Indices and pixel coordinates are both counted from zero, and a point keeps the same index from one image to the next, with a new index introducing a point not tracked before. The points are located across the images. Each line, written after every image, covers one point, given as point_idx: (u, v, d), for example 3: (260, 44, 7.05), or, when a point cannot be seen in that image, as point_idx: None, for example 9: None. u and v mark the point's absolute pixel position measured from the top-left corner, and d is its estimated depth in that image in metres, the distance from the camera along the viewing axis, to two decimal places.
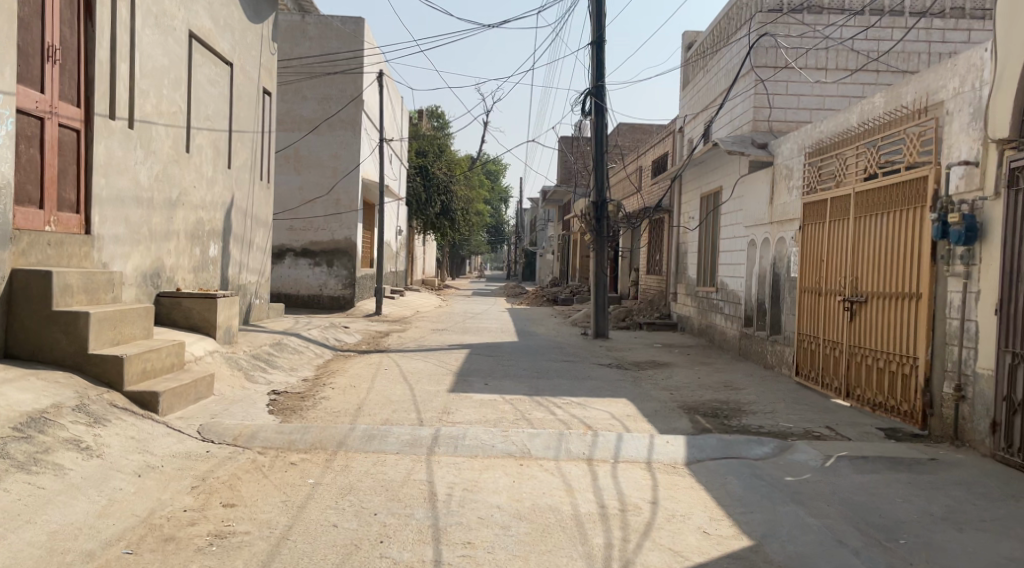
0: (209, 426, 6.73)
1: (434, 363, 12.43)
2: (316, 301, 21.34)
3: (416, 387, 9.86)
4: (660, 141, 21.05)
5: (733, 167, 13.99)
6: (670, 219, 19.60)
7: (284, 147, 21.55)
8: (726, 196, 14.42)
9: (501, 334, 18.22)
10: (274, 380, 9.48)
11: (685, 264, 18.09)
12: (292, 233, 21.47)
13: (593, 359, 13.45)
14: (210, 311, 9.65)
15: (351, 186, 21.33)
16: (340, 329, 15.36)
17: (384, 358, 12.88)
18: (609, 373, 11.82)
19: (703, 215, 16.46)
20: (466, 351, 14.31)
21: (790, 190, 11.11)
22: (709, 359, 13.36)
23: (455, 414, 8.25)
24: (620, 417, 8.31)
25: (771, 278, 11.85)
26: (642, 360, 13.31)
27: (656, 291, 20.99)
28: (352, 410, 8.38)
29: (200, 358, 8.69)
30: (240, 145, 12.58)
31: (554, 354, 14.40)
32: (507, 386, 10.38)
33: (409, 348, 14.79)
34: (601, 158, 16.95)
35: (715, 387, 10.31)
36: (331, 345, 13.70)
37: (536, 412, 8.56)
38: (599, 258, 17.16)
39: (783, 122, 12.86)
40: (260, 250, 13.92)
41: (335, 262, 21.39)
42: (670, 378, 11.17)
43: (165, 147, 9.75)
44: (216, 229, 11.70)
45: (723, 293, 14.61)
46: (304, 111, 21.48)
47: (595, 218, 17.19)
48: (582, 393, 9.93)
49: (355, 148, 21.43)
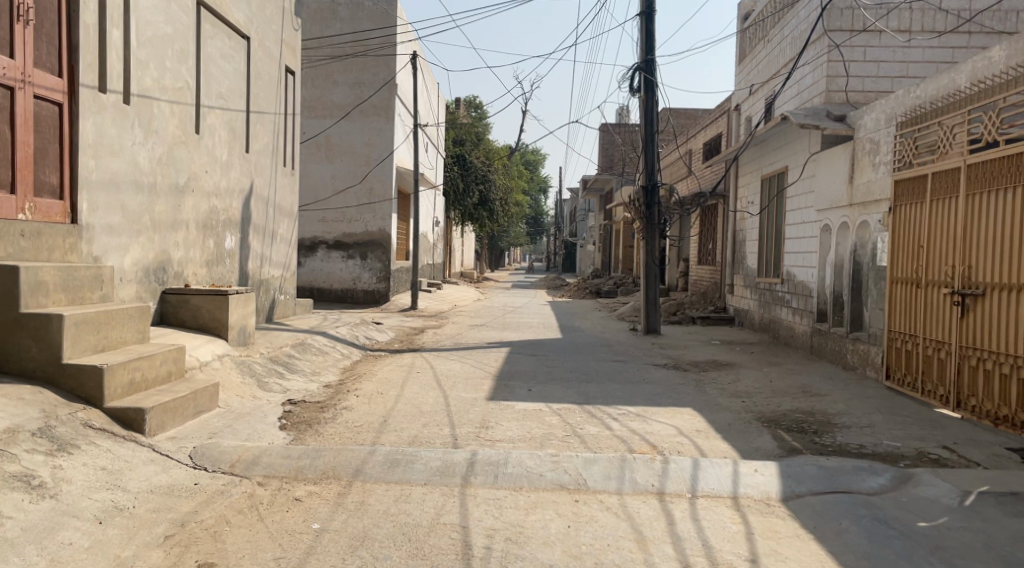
0: (204, 450, 5.64)
1: (471, 365, 11.28)
2: (350, 296, 20.46)
3: (452, 394, 8.72)
4: (713, 122, 19.84)
5: (802, 143, 12.78)
6: (725, 205, 18.36)
7: (315, 134, 20.57)
8: (794, 177, 13.29)
9: (545, 330, 17.05)
10: (291, 387, 8.42)
11: (742, 253, 16.83)
12: (324, 225, 20.49)
13: (647, 360, 12.21)
14: (221, 310, 8.62)
15: (384, 175, 20.31)
16: (371, 326, 14.29)
17: (418, 358, 11.78)
18: (667, 376, 10.55)
19: (763, 200, 15.25)
20: (506, 350, 13.15)
21: (876, 166, 10.04)
22: (777, 359, 12.03)
23: (497, 430, 7.06)
24: (691, 434, 7.07)
25: (851, 268, 10.78)
26: (702, 361, 12.00)
27: (710, 283, 19.72)
28: (376, 424, 7.27)
29: (206, 365, 7.62)
30: (259, 127, 11.51)
31: (603, 353, 13.15)
32: (556, 392, 9.19)
33: (446, 346, 13.68)
34: (651, 139, 15.68)
35: (794, 394, 9.00)
36: (361, 344, 12.65)
37: (590, 427, 7.35)
38: (651, 248, 15.92)
39: (861, 93, 11.79)
40: (285, 242, 12.89)
41: (369, 254, 20.37)
42: (739, 383, 9.90)
43: (170, 126, 8.65)
44: (233, 219, 10.64)
45: (790, 285, 13.49)
46: (335, 95, 20.45)
47: (645, 204, 15.94)
48: (641, 401, 8.68)
49: (389, 135, 20.38)
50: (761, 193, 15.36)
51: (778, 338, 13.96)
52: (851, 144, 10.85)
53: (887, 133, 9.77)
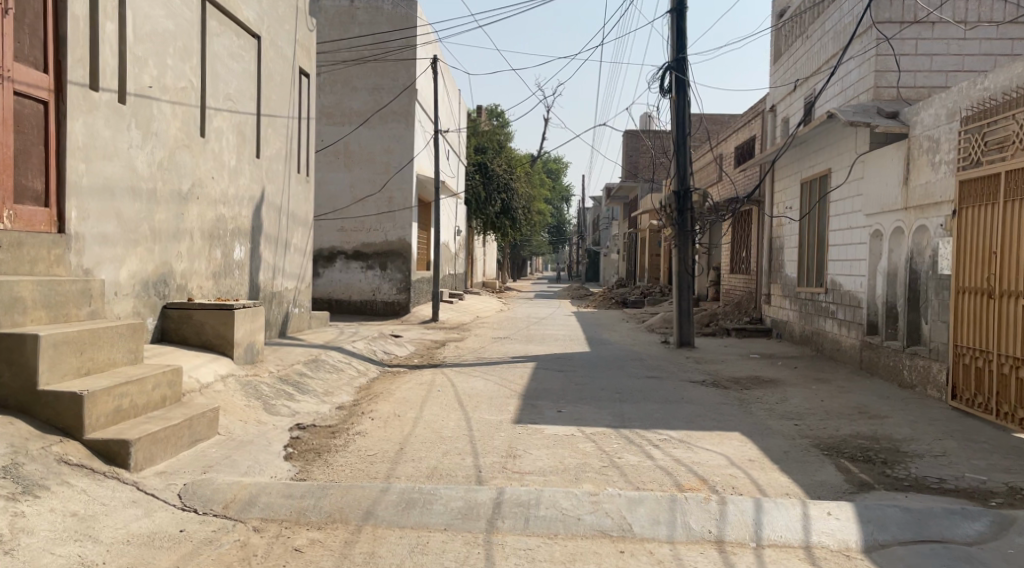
0: (195, 488, 4.96)
1: (496, 382, 10.59)
2: (370, 308, 19.83)
3: (475, 417, 8.02)
4: (745, 124, 19.08)
5: (847, 144, 12.06)
6: (759, 210, 17.58)
7: (333, 142, 20.00)
8: (838, 180, 12.56)
9: (571, 342, 16.32)
10: (302, 408, 7.76)
11: (780, 261, 16.06)
12: (343, 234, 19.92)
13: (683, 376, 11.44)
14: (226, 326, 7.96)
15: (405, 183, 19.72)
16: (390, 340, 13.62)
17: (438, 375, 11.10)
18: (708, 396, 9.78)
19: (802, 205, 14.50)
20: (531, 365, 12.44)
21: (935, 166, 9.31)
22: (823, 376, 11.22)
23: (526, 462, 6.34)
24: (745, 467, 6.31)
25: (907, 276, 10.03)
26: (742, 379, 11.22)
27: (743, 292, 18.93)
28: (392, 452, 6.60)
29: (207, 387, 6.96)
30: (271, 131, 10.89)
31: (635, 368, 12.40)
32: (588, 414, 8.47)
33: (468, 361, 12.99)
34: (682, 142, 14.94)
35: (850, 418, 8.20)
36: (379, 359, 11.99)
37: (630, 456, 6.61)
38: (684, 257, 15.17)
39: (913, 89, 11.02)
40: (298, 252, 12.27)
41: (389, 264, 19.77)
42: (787, 403, 9.12)
43: (173, 128, 8.02)
44: (243, 228, 10.00)
45: (835, 295, 12.72)
46: (354, 102, 19.90)
47: (677, 211, 15.18)
48: (682, 425, 7.94)
49: (409, 141, 19.77)
50: (800, 197, 14.63)
51: (822, 351, 13.17)
52: (905, 143, 10.09)
53: (949, 130, 9.07)
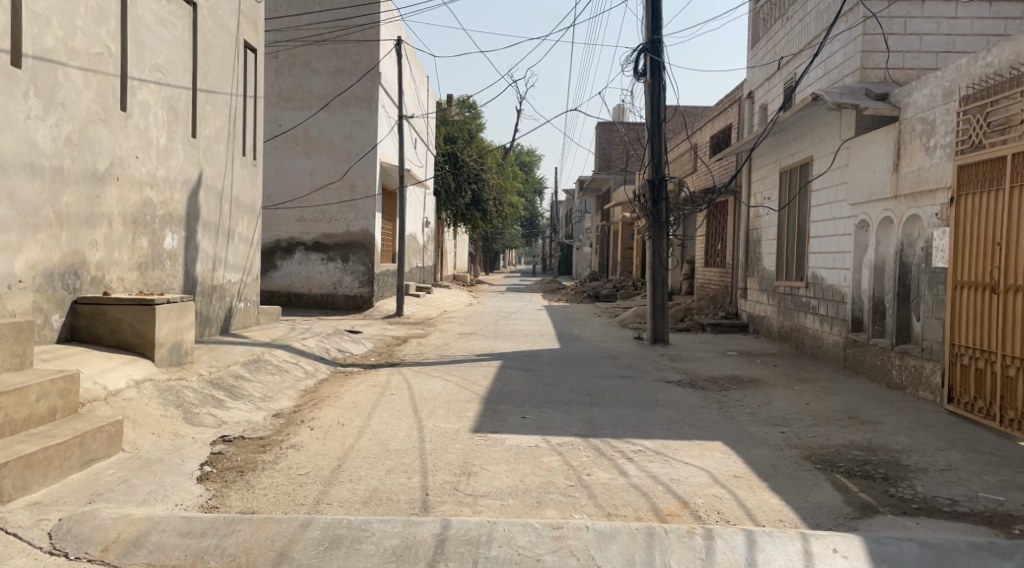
0: (70, 524, 4.23)
1: (456, 383, 9.74)
2: (331, 302, 18.94)
3: (427, 425, 7.16)
4: (723, 111, 18.36)
5: (830, 128, 11.34)
6: (736, 200, 16.86)
7: (292, 127, 19.01)
8: (820, 168, 11.84)
9: (540, 338, 15.54)
10: (230, 416, 6.86)
11: (757, 254, 15.35)
12: (302, 225, 18.95)
13: (658, 376, 10.69)
14: (145, 323, 7.10)
15: (367, 171, 18.79)
16: (346, 337, 12.71)
17: (394, 376, 10.24)
18: (685, 398, 9.02)
19: (782, 195, 13.78)
20: (496, 364, 11.62)
21: (929, 150, 8.58)
22: (807, 376, 10.49)
23: (481, 481, 5.50)
24: (730, 485, 5.53)
25: (896, 270, 9.31)
26: (722, 379, 10.45)
27: (718, 286, 18.24)
28: (327, 469, 5.74)
29: (115, 395, 6.06)
30: (210, 108, 9.95)
31: (607, 367, 11.61)
32: (555, 421, 7.66)
33: (429, 359, 12.14)
34: (658, 127, 14.16)
35: (842, 424, 7.46)
36: (332, 358, 11.10)
37: (601, 472, 5.80)
38: (659, 249, 14.40)
39: (902, 70, 10.30)
40: (244, 241, 11.33)
41: (351, 257, 18.87)
42: (772, 408, 8.36)
43: (84, 99, 7.13)
44: (175, 214, 9.06)
45: (817, 289, 12.02)
46: (313, 85, 18.93)
47: (651, 200, 14.40)
48: (658, 433, 7.15)
49: (371, 128, 18.83)
50: (780, 186, 13.90)
51: (803, 348, 12.47)
52: (895, 126, 9.36)
53: (946, 110, 8.34)
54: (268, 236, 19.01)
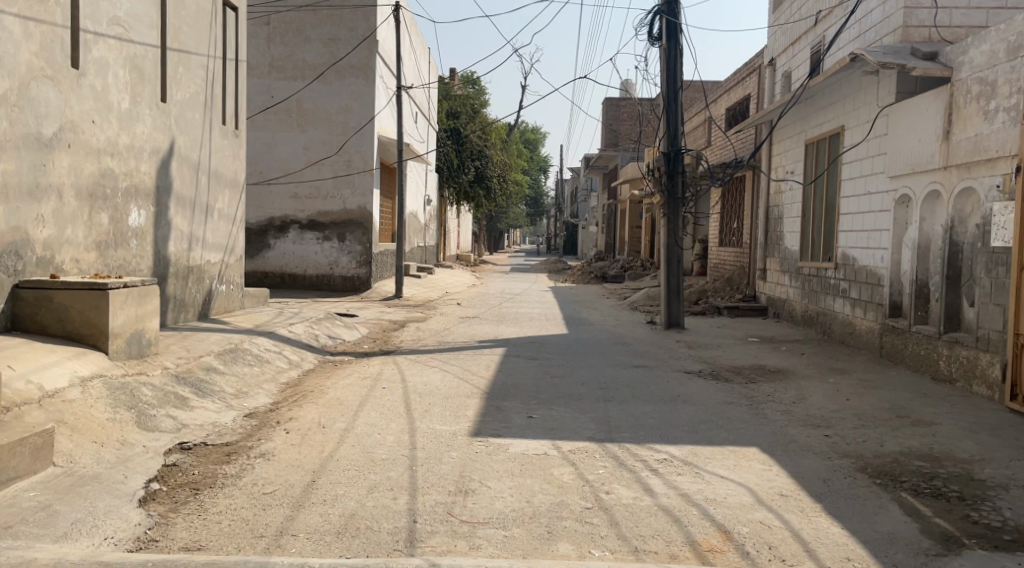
0: None
1: (455, 375, 8.85)
2: (327, 283, 18.07)
3: (420, 427, 6.26)
4: (743, 80, 17.34)
5: (867, 94, 10.40)
6: (756, 175, 15.88)
7: (285, 98, 18.02)
8: (853, 139, 10.90)
9: (547, 322, 14.64)
10: (194, 418, 5.96)
11: (780, 232, 14.40)
12: (296, 202, 18.02)
13: (676, 366, 9.79)
14: (97, 311, 6.22)
15: (364, 145, 17.85)
16: (338, 322, 11.80)
17: (388, 366, 9.34)
18: (710, 393, 8.13)
19: (808, 167, 12.82)
20: (499, 352, 10.72)
21: (988, 114, 7.62)
22: (841, 367, 9.56)
23: (481, 503, 4.61)
24: (779, 509, 4.63)
25: (945, 249, 8.37)
26: (747, 371, 9.54)
27: (734, 267, 17.32)
28: (298, 485, 4.85)
29: (52, 396, 5.17)
30: (182, 70, 9.01)
31: (620, 356, 10.71)
32: (567, 421, 6.77)
33: (427, 346, 11.24)
34: (673, 96, 13.20)
35: (892, 426, 6.55)
36: (321, 346, 10.21)
37: (622, 490, 4.90)
38: (675, 228, 13.48)
39: (948, 28, 9.25)
40: (225, 218, 10.42)
41: (347, 236, 17.97)
42: (809, 405, 7.46)
43: (24, 51, 6.26)
44: (142, 187, 8.14)
45: (847, 271, 11.08)
46: (307, 54, 17.95)
47: (667, 175, 13.44)
48: (685, 437, 6.25)
49: (368, 99, 17.86)
50: (806, 159, 12.94)
51: (830, 334, 11.57)
52: (947, 88, 8.39)
53: (1009, 69, 7.37)
54: (260, 213, 18.08)
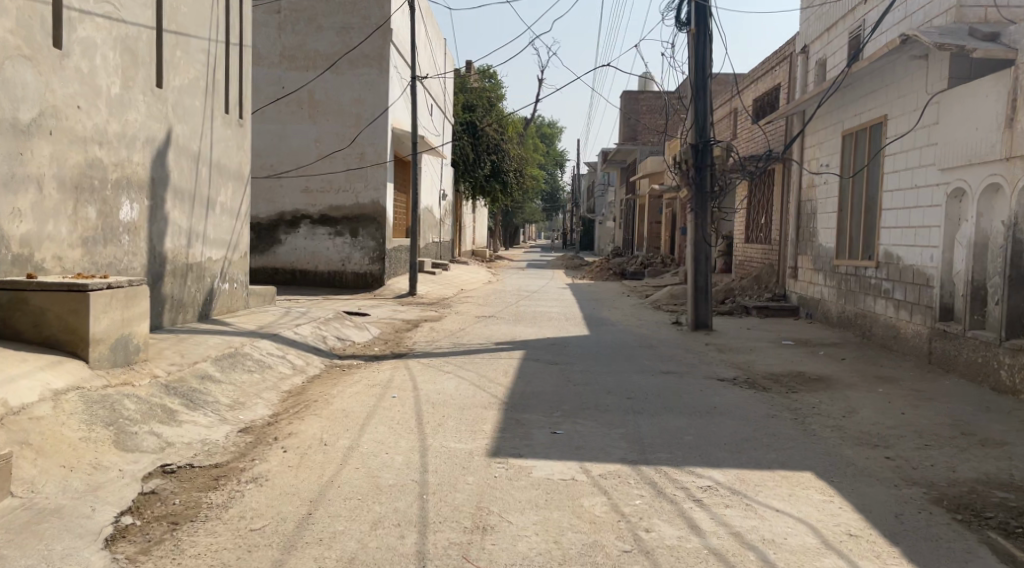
0: None
1: (472, 382, 8.24)
2: (339, 280, 17.51)
3: (432, 445, 5.63)
4: (773, 69, 16.60)
5: (914, 81, 9.76)
6: (788, 168, 15.17)
7: (296, 89, 17.45)
8: (897, 129, 10.26)
9: (567, 322, 14.00)
10: (183, 434, 5.36)
11: (814, 229, 13.68)
12: (307, 196, 17.45)
13: (708, 373, 9.12)
14: (76, 315, 5.64)
15: (378, 137, 17.25)
16: (348, 321, 11.20)
17: (400, 371, 8.75)
18: (748, 405, 7.47)
19: (847, 160, 12.11)
20: (518, 355, 10.09)
21: None
22: (886, 375, 8.86)
23: (502, 545, 3.98)
24: (850, 556, 3.98)
25: (1008, 248, 7.67)
26: (785, 379, 8.86)
27: (762, 265, 16.62)
28: (293, 519, 4.25)
29: (17, 414, 4.58)
30: (181, 54, 8.41)
31: (647, 360, 10.05)
32: (595, 438, 6.13)
33: (442, 348, 10.63)
34: (702, 85, 12.52)
35: (958, 446, 5.86)
36: (329, 348, 9.62)
37: (665, 527, 4.26)
38: (703, 224, 12.82)
39: (1009, 9, 8.54)
40: (228, 212, 9.82)
41: (360, 231, 17.38)
42: (860, 420, 6.78)
43: None
44: (135, 179, 7.56)
45: (892, 270, 10.38)
46: (318, 43, 17.35)
47: (694, 168, 12.77)
48: (729, 458, 5.59)
49: (382, 90, 17.25)
50: (845, 151, 12.22)
51: (870, 336, 10.93)
52: (1011, 72, 7.69)
53: None
54: (271, 208, 17.52)
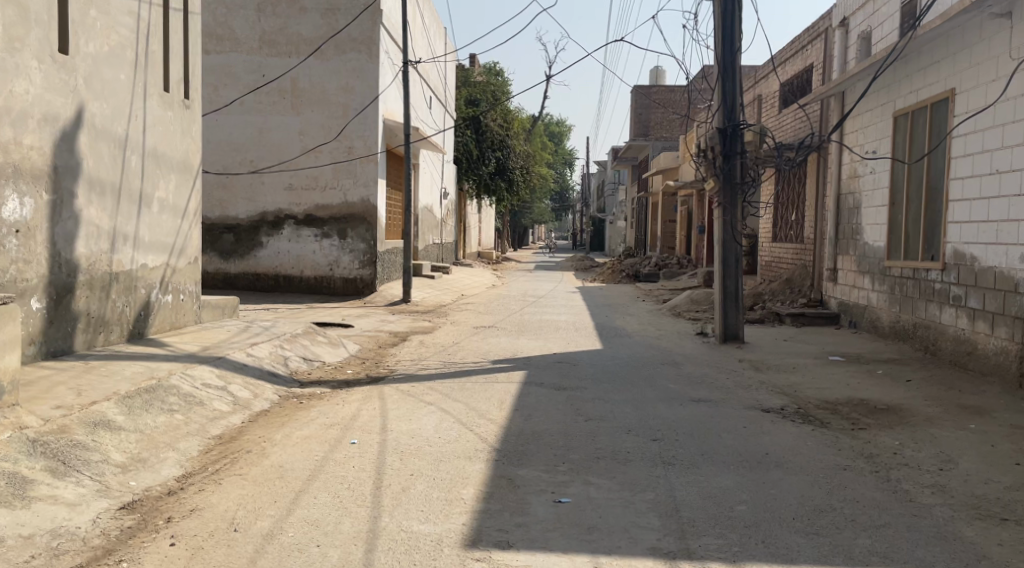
0: None
1: (458, 418, 6.60)
2: (327, 286, 15.94)
3: (387, 532, 4.02)
4: (808, 46, 14.89)
5: (990, 48, 8.71)
6: (825, 156, 13.50)
7: (277, 77, 15.81)
8: (968, 106, 9.08)
9: (577, 333, 12.34)
10: (26, 522, 3.81)
11: (859, 226, 12.03)
12: (291, 195, 15.85)
13: (751, 404, 7.43)
14: None
15: (367, 129, 15.66)
16: (320, 337, 9.57)
17: (372, 402, 7.13)
18: (810, 454, 5.82)
19: (906, 143, 10.47)
20: (518, 379, 8.45)
21: None
22: (971, 407, 7.18)
23: None
24: None
25: None
26: (845, 411, 7.19)
27: (793, 266, 14.96)
28: None
29: None
30: (98, 13, 6.82)
31: (673, 384, 8.36)
32: (616, 511, 4.50)
33: (429, 368, 8.99)
34: (731, 60, 10.88)
35: None
36: (292, 374, 7.99)
37: None
38: (732, 221, 11.20)
39: None
40: (172, 211, 8.20)
41: (350, 232, 15.79)
42: (965, 482, 5.13)
43: None
44: (23, 165, 5.95)
45: (967, 273, 8.98)
46: (302, 27, 15.71)
47: (722, 156, 11.11)
48: (806, 549, 3.98)
49: (372, 77, 15.64)
50: (903, 133, 10.58)
51: (935, 351, 9.51)
52: None
53: None
54: (251, 207, 15.90)
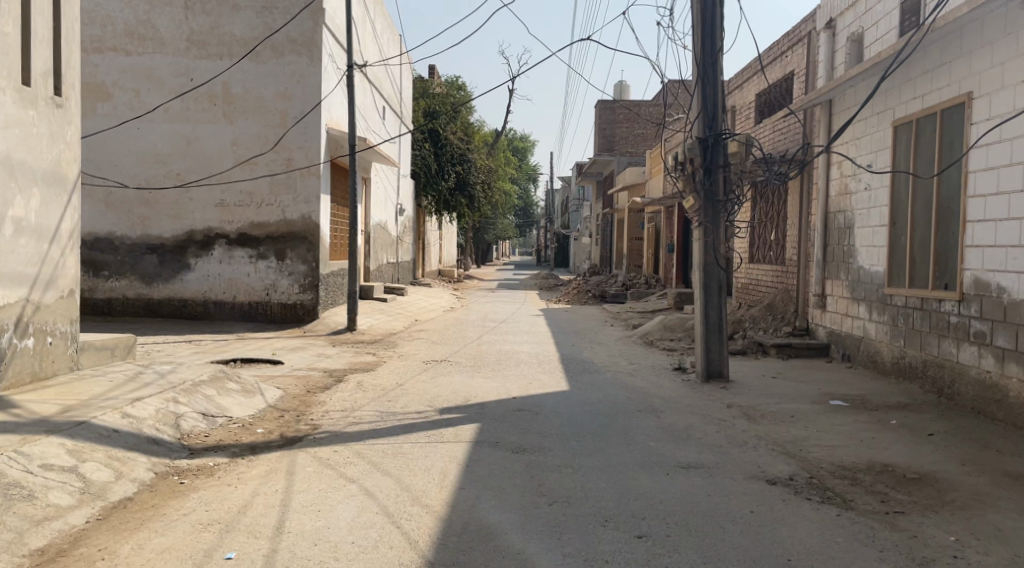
0: None
1: (385, 504, 5.08)
2: (262, 313, 14.30)
3: None
4: (789, 51, 13.65)
5: (1019, 44, 7.49)
6: (810, 169, 12.24)
7: (206, 81, 14.17)
8: (991, 111, 7.82)
9: (542, 369, 10.83)
10: None
11: (852, 247, 10.75)
12: (221, 212, 14.20)
13: (754, 473, 6.01)
14: None
15: (308, 139, 14.11)
16: (233, 384, 7.97)
17: (279, 478, 5.58)
18: (846, 562, 4.38)
19: (911, 155, 9.19)
20: (469, 438, 6.93)
21: None
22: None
23: None
24: None
25: None
26: (871, 482, 5.83)
27: (774, 290, 13.67)
28: None
29: None
30: None
31: (658, 443, 6.91)
32: None
33: (363, 422, 7.44)
34: (713, 60, 9.55)
35: None
36: (184, 438, 6.41)
37: None
38: (714, 243, 9.85)
39: None
40: (34, 234, 6.61)
41: (288, 253, 14.19)
42: None
43: None
44: None
45: (993, 306, 7.69)
46: (235, 26, 14.12)
47: (704, 169, 9.72)
48: None
49: (314, 82, 14.11)
50: (908, 143, 9.30)
51: (953, 395, 8.20)
52: None
53: None
54: (176, 225, 14.20)
